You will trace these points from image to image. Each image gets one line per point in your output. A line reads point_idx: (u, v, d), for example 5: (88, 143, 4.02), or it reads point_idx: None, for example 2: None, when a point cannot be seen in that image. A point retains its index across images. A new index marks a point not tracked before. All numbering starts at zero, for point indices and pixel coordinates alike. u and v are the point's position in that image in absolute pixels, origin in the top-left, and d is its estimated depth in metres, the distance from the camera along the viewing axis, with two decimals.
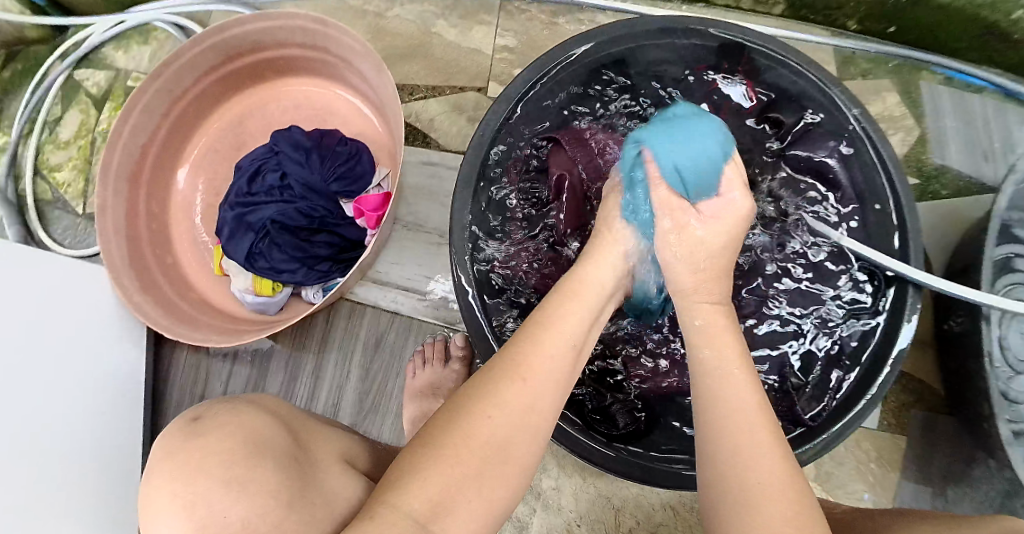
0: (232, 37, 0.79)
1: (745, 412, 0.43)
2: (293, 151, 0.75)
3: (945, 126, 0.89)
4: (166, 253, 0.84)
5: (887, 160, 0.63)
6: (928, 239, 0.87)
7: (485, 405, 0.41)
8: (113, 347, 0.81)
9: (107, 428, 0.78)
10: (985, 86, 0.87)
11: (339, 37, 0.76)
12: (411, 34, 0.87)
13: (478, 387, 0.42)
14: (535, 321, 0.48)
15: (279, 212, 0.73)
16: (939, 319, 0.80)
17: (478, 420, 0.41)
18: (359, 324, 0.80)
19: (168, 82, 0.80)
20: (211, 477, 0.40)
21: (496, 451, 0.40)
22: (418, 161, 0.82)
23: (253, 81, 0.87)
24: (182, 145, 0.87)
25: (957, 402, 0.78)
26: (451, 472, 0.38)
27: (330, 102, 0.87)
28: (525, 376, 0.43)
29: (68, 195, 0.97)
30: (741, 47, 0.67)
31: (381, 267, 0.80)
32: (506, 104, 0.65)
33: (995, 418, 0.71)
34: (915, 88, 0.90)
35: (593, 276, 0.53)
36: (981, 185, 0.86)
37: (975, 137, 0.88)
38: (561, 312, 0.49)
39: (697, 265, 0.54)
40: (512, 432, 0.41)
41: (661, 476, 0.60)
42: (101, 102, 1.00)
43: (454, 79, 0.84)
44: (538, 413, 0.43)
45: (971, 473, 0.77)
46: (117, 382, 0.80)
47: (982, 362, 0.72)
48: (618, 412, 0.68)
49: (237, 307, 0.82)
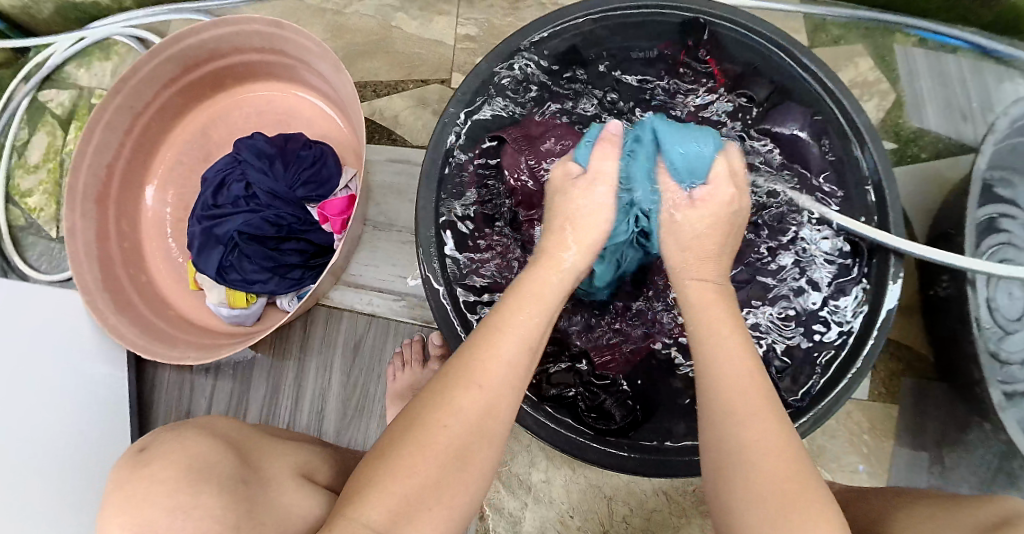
0: (188, 47, 0.78)
1: (732, 387, 0.44)
2: (256, 159, 0.74)
3: (922, 87, 0.87)
4: (139, 271, 0.83)
5: (863, 132, 0.62)
6: (911, 203, 0.85)
7: (443, 413, 0.41)
8: (72, 350, 0.78)
9: (73, 429, 0.74)
10: (959, 45, 0.86)
11: (295, 38, 0.74)
12: (371, 30, 0.85)
13: (436, 394, 0.42)
14: (490, 322, 0.46)
15: (246, 222, 0.72)
16: (926, 286, 0.79)
17: (434, 429, 0.41)
18: (337, 330, 0.79)
19: (129, 98, 0.79)
20: (155, 505, 0.40)
21: (454, 458, 0.40)
22: (385, 159, 0.81)
23: (215, 89, 0.86)
24: (148, 162, 0.86)
25: (947, 370, 0.78)
26: (410, 482, 0.39)
27: (292, 105, 0.86)
28: (480, 382, 0.43)
29: (41, 219, 0.96)
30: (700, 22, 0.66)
31: (355, 269, 0.79)
32: (466, 94, 0.64)
33: (985, 383, 0.71)
34: (889, 51, 0.89)
35: (551, 282, 0.50)
36: (961, 145, 0.85)
37: (953, 97, 0.87)
38: (515, 310, 0.47)
39: (682, 242, 0.54)
40: (469, 436, 0.41)
41: (649, 465, 0.60)
42: (67, 122, 0.98)
43: (416, 73, 0.83)
44: (496, 416, 0.43)
45: (964, 438, 0.78)
46: (77, 385, 0.77)
47: (970, 328, 0.71)
48: (613, 406, 0.66)
49: (216, 322, 0.82)
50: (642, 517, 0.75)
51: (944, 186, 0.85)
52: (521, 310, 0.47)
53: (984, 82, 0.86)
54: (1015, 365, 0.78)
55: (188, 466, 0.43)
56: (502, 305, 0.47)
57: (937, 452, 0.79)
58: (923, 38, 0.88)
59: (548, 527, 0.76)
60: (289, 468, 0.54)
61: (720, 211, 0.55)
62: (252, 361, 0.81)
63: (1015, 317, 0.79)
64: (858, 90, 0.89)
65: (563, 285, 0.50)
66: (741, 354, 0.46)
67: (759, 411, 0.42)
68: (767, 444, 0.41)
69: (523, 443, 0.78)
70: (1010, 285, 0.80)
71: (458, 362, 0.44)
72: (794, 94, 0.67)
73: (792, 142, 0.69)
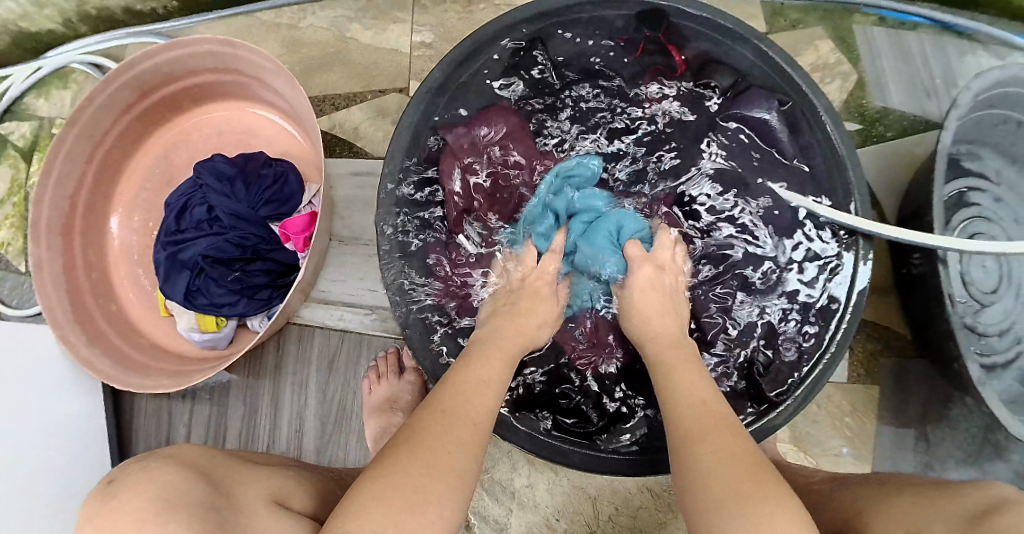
0: (141, 73, 0.77)
1: (688, 412, 0.49)
2: (217, 182, 0.74)
3: (883, 66, 0.88)
4: (109, 300, 0.82)
5: (829, 117, 0.61)
6: (880, 182, 0.86)
7: (443, 440, 0.44)
8: (45, 385, 0.77)
9: (38, 466, 0.73)
10: (919, 22, 0.87)
11: (248, 57, 0.73)
12: (327, 42, 0.85)
13: (429, 421, 0.46)
14: (464, 367, 0.53)
15: (211, 245, 0.71)
16: (899, 264, 0.79)
17: (439, 454, 0.43)
18: (310, 346, 0.79)
19: (86, 128, 0.77)
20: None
21: (459, 478, 0.43)
22: (348, 173, 0.81)
23: (174, 113, 0.85)
24: (112, 190, 0.85)
25: (923, 346, 0.78)
26: (417, 494, 0.40)
27: (251, 124, 0.85)
28: (475, 419, 0.48)
29: (9, 254, 0.95)
30: (661, 11, 0.65)
31: (323, 286, 0.79)
32: (420, 101, 0.64)
33: (962, 358, 0.70)
34: (849, 33, 0.89)
35: (515, 328, 0.60)
36: (927, 121, 0.86)
37: (915, 75, 0.87)
38: (485, 358, 0.54)
39: (636, 311, 0.62)
40: (466, 460, 0.44)
41: (649, 464, 0.59)
42: (29, 154, 0.97)
43: (374, 83, 0.82)
44: (483, 447, 0.47)
45: (948, 413, 0.79)
46: (46, 425, 0.76)
47: (942, 303, 0.70)
48: (586, 405, 0.67)
49: (189, 346, 0.81)
50: (629, 515, 0.75)
51: (912, 163, 0.85)
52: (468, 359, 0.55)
53: (947, 57, 0.86)
54: (993, 336, 0.79)
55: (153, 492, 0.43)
56: (484, 352, 0.55)
57: (921, 429, 0.80)
58: (882, 17, 0.88)
59: (535, 531, 0.76)
60: (262, 496, 0.53)
61: (652, 290, 0.63)
62: (229, 383, 0.81)
63: (989, 289, 0.80)
64: (820, 73, 0.89)
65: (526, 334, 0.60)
66: (698, 387, 0.51)
67: (715, 427, 0.46)
68: (729, 452, 0.44)
69: (503, 449, 0.77)
70: (984, 257, 0.81)
71: (450, 393, 0.49)
72: (760, 81, 0.66)
73: (760, 127, 0.68)
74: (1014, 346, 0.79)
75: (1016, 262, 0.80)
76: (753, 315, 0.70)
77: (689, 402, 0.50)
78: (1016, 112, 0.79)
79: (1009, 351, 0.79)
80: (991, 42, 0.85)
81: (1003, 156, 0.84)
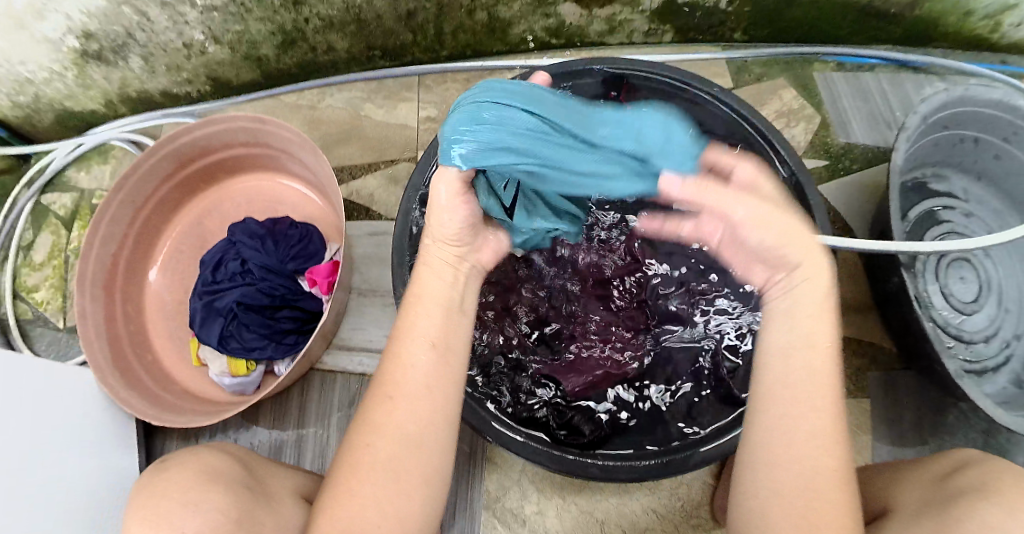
0: (182, 145, 0.87)
1: (806, 398, 0.47)
2: (249, 239, 0.83)
3: (845, 106, 0.99)
4: (146, 351, 0.90)
5: (787, 157, 0.72)
6: (849, 214, 0.95)
7: (369, 434, 0.50)
8: (97, 425, 0.86)
9: (90, 495, 0.80)
10: (875, 62, 0.99)
11: (277, 131, 0.84)
12: (343, 119, 0.96)
13: (364, 419, 0.51)
14: (391, 338, 0.53)
15: (243, 294, 0.80)
16: (881, 283, 0.86)
17: (363, 449, 0.50)
18: (331, 391, 0.86)
19: (131, 193, 0.87)
20: (168, 499, 0.52)
21: (385, 469, 0.49)
22: (364, 233, 0.90)
23: (207, 183, 0.96)
24: (151, 249, 0.94)
25: (909, 358, 0.85)
26: (355, 498, 0.49)
27: (276, 191, 0.95)
28: (393, 396, 0.51)
29: (48, 311, 1.03)
30: (622, 76, 0.77)
31: (345, 333, 0.88)
32: (435, 151, 0.73)
33: (939, 356, 0.77)
34: (812, 79, 1.00)
35: (430, 280, 0.54)
36: (886, 151, 0.96)
37: (876, 110, 0.98)
38: (407, 317, 0.53)
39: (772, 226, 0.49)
40: (395, 452, 0.50)
41: (649, 467, 0.67)
42: (70, 222, 1.06)
43: (386, 154, 0.94)
44: (417, 425, 0.50)
45: (943, 421, 0.86)
46: (99, 460, 0.84)
47: (910, 305, 0.78)
48: (581, 421, 0.74)
49: (217, 392, 0.88)
50: None
51: (877, 192, 0.95)
52: (413, 330, 0.52)
53: (904, 91, 0.98)
54: (979, 342, 0.88)
55: (200, 475, 0.55)
56: (407, 315, 0.53)
57: (917, 437, 0.86)
58: (840, 63, 1.00)
59: None
60: (288, 490, 0.62)
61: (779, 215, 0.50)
62: (257, 442, 0.87)
63: (970, 299, 0.89)
64: (786, 119, 0.99)
65: (445, 274, 0.55)
66: (822, 373, 0.48)
67: (824, 416, 0.47)
68: (821, 452, 0.46)
69: (513, 478, 0.84)
70: (961, 271, 0.90)
71: (380, 380, 0.52)
72: (715, 130, 0.78)
73: None
74: (1003, 349, 0.88)
75: (990, 269, 0.91)
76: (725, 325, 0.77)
77: (796, 377, 0.48)
78: (971, 131, 0.88)
79: (998, 354, 0.88)
80: (946, 73, 0.97)
81: (967, 174, 0.95)
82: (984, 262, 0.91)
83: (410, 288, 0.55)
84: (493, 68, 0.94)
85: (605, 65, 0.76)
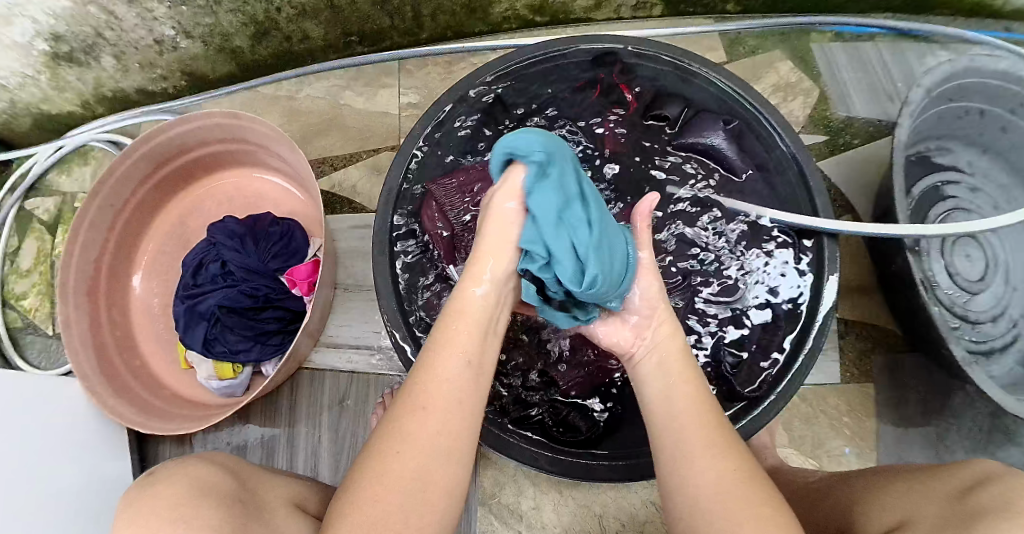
0: (157, 146, 0.85)
1: (687, 421, 0.52)
2: (228, 239, 0.81)
3: (844, 78, 0.95)
4: (133, 357, 0.89)
5: (784, 137, 0.68)
6: (848, 189, 0.91)
7: (398, 442, 0.48)
8: (86, 430, 0.84)
9: (85, 499, 0.79)
10: (877, 32, 0.94)
11: (252, 126, 0.81)
12: (323, 110, 0.94)
13: (391, 428, 0.49)
14: (427, 348, 0.53)
15: (225, 296, 0.78)
16: (885, 261, 0.82)
17: (389, 458, 0.47)
18: (320, 390, 0.84)
19: (108, 197, 0.85)
20: (156, 516, 0.47)
21: (414, 480, 0.46)
22: (349, 226, 0.88)
23: (186, 181, 0.93)
24: (133, 253, 0.92)
25: (913, 339, 0.83)
26: (378, 511, 0.45)
27: (257, 189, 0.93)
28: (425, 406, 0.49)
29: (37, 319, 1.01)
30: (611, 54, 0.74)
31: (331, 331, 0.85)
32: (414, 142, 0.70)
33: (945, 340, 0.73)
34: (809, 51, 0.96)
35: (473, 295, 0.55)
36: (889, 124, 0.92)
37: (876, 81, 0.94)
38: (448, 329, 0.53)
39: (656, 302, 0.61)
40: (425, 462, 0.47)
41: (644, 467, 0.64)
42: (54, 227, 1.04)
43: (368, 144, 0.91)
44: (452, 435, 0.49)
45: (950, 404, 0.83)
46: (91, 466, 0.83)
47: (917, 289, 0.75)
48: (577, 418, 0.71)
49: (205, 394, 0.87)
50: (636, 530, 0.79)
51: (877, 166, 0.91)
52: (454, 349, 0.52)
53: (906, 62, 0.94)
54: (987, 323, 0.85)
55: (190, 486, 0.50)
56: (444, 330, 0.53)
57: (925, 419, 0.84)
58: (838, 33, 0.96)
59: None
60: (283, 499, 0.59)
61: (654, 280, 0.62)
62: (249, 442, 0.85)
63: (977, 277, 0.86)
64: (783, 93, 0.95)
65: (489, 293, 0.55)
66: (696, 399, 0.54)
67: (707, 433, 0.51)
68: (719, 466, 0.49)
69: (508, 474, 0.82)
70: (968, 248, 0.86)
71: (412, 389, 0.50)
72: (708, 106, 0.74)
73: (709, 151, 0.76)
74: (1011, 329, 0.85)
75: (998, 247, 0.87)
76: (725, 316, 0.74)
77: (675, 407, 0.54)
78: (976, 102, 0.85)
79: (1006, 334, 0.85)
80: (949, 41, 0.93)
81: (973, 148, 0.92)
82: (992, 239, 0.87)
83: (448, 305, 0.55)
84: (475, 49, 0.91)
85: (591, 44, 0.72)
